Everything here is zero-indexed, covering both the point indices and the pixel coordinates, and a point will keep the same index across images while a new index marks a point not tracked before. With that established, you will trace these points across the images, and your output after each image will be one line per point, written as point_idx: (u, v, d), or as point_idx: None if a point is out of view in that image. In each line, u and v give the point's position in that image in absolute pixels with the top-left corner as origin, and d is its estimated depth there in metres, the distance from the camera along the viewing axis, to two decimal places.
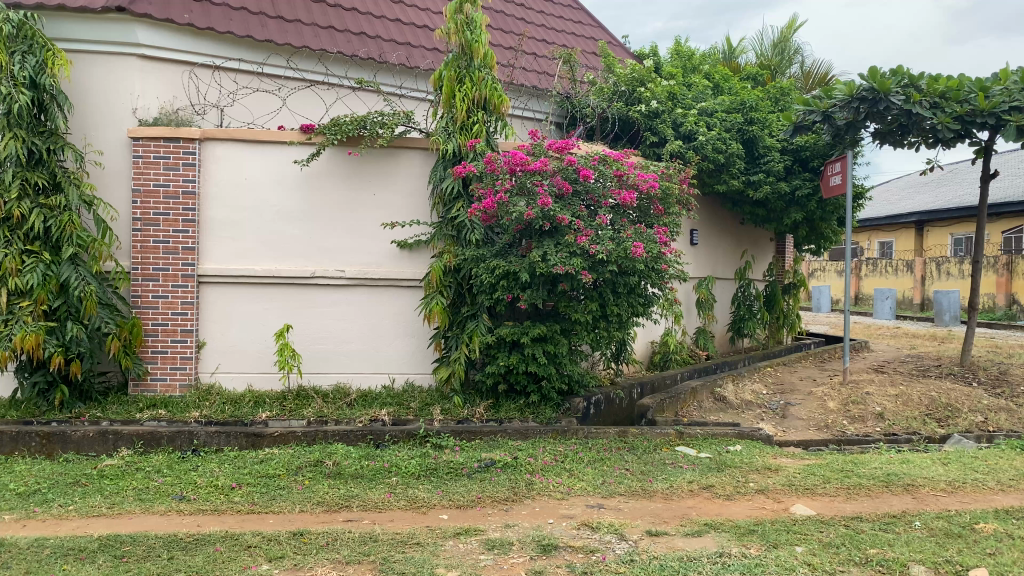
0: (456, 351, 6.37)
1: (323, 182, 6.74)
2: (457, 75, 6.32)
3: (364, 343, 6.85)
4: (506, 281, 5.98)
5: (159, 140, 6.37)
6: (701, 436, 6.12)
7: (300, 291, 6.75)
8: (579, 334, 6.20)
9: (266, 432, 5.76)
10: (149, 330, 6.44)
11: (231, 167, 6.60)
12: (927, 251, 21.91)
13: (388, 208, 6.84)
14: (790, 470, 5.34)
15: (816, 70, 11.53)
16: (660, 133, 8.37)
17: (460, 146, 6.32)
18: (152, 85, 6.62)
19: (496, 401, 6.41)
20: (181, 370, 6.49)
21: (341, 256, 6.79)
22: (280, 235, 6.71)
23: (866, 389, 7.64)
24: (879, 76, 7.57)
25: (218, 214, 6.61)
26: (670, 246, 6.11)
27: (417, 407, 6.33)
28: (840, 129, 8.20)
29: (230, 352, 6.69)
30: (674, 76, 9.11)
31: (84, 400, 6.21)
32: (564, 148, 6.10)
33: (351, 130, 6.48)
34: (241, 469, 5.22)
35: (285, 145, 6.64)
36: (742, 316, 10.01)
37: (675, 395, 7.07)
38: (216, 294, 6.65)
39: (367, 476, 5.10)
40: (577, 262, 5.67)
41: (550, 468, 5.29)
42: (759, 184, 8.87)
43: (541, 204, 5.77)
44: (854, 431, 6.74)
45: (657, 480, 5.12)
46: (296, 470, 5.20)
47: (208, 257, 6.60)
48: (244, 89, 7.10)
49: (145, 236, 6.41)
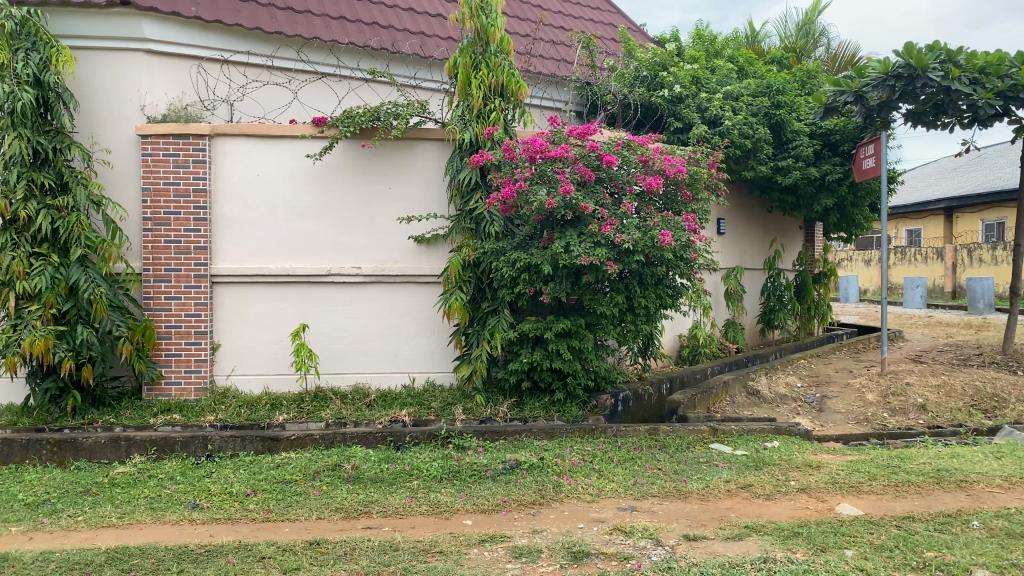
0: (477, 348, 6.13)
1: (336, 177, 6.53)
2: (473, 61, 6.07)
3: (383, 342, 6.63)
4: (528, 274, 5.75)
5: (168, 137, 6.19)
6: (736, 432, 5.83)
7: (315, 290, 6.55)
8: (605, 329, 5.94)
9: (283, 436, 5.55)
10: (162, 333, 6.27)
11: (242, 163, 6.41)
12: (958, 238, 21.40)
13: (404, 202, 6.62)
14: (834, 467, 5.05)
15: (842, 52, 11.17)
16: (684, 118, 8.15)
17: (477, 135, 6.07)
18: (160, 81, 6.44)
19: (519, 400, 6.17)
20: (196, 373, 6.31)
21: (358, 253, 6.58)
22: (294, 233, 6.51)
23: (907, 380, 7.31)
24: (915, 51, 7.23)
25: (229, 212, 6.42)
26: (699, 234, 5.84)
27: (438, 406, 6.10)
28: (872, 110, 7.87)
29: (246, 354, 6.50)
30: (698, 59, 8.81)
31: (97, 405, 6.05)
32: (585, 133, 5.78)
33: (364, 122, 6.27)
34: (256, 475, 5.01)
35: (297, 139, 6.44)
36: (771, 307, 9.74)
37: (706, 390, 6.78)
38: (230, 294, 6.46)
39: (387, 480, 4.87)
40: (601, 253, 5.43)
41: (579, 469, 5.04)
42: (788, 169, 8.60)
43: (563, 192, 5.52)
44: (896, 424, 6.43)
45: (691, 480, 4.86)
46: (314, 475, 4.98)
47: (220, 256, 6.42)
48: (254, 83, 6.91)
49: (156, 236, 6.23)
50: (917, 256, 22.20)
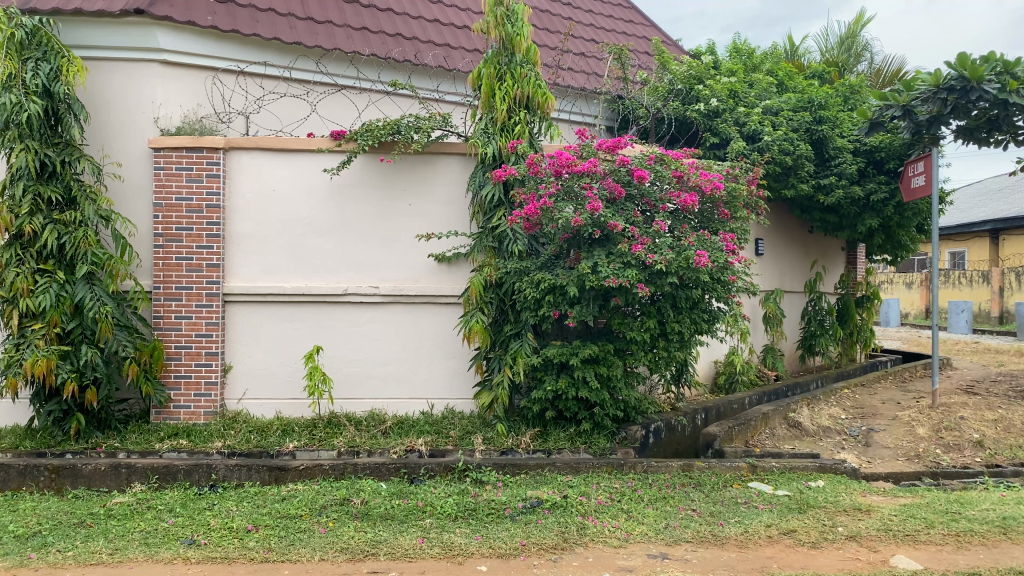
0: (499, 374, 5.77)
1: (354, 193, 6.24)
2: (497, 72, 5.77)
3: (401, 365, 6.30)
4: (553, 296, 5.41)
5: (182, 150, 5.96)
6: (777, 470, 5.40)
7: (331, 310, 6.25)
8: (635, 355, 5.55)
9: (291, 466, 5.24)
10: (172, 353, 6.01)
11: (257, 178, 6.16)
12: (1005, 261, 20.66)
13: (424, 219, 6.31)
14: (886, 512, 4.60)
15: (887, 66, 10.71)
16: (721, 133, 7.77)
17: (500, 149, 5.75)
18: (174, 93, 6.23)
19: (543, 430, 5.79)
20: (206, 396, 6.03)
21: (375, 272, 6.27)
22: (310, 251, 6.23)
23: (961, 414, 6.82)
24: (969, 63, 6.79)
25: (244, 228, 6.17)
26: (738, 255, 5.44)
27: (457, 435, 5.74)
28: (921, 125, 7.44)
29: (257, 376, 6.21)
30: (735, 73, 8.43)
31: (102, 429, 5.79)
32: (616, 146, 5.43)
33: (384, 135, 5.99)
34: (260, 508, 4.70)
35: (314, 153, 6.18)
36: (812, 332, 9.28)
37: (744, 422, 6.35)
38: (243, 314, 6.19)
39: (398, 518, 4.52)
40: (632, 274, 5.07)
41: (605, 509, 4.65)
42: (831, 188, 8.22)
43: (590, 210, 5.16)
44: (951, 462, 5.95)
45: (729, 524, 4.44)
46: (321, 510, 4.65)
47: (234, 274, 6.17)
48: (271, 94, 6.67)
49: (167, 253, 5.99)
50: (961, 279, 21.47)
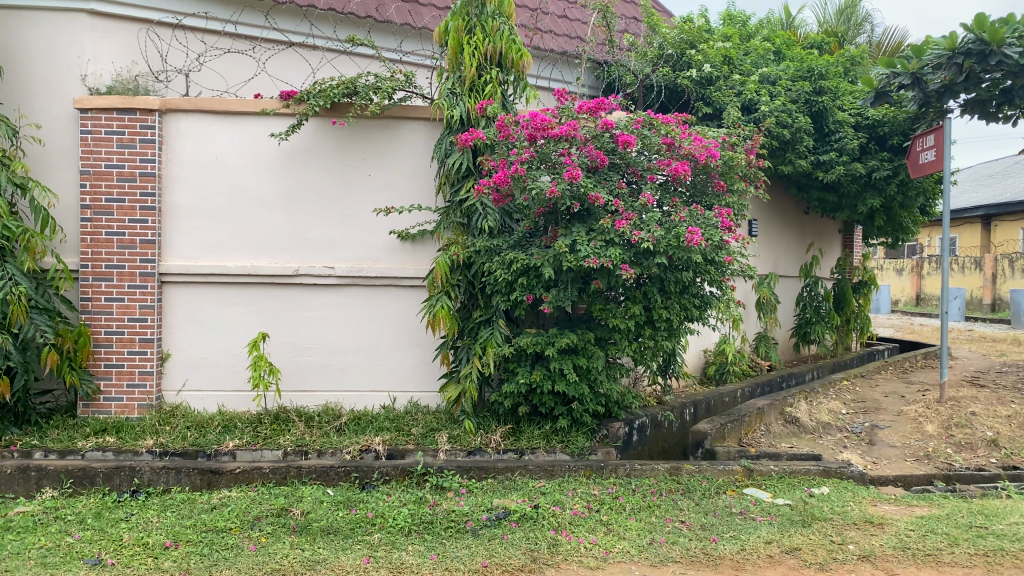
0: (467, 365, 5.14)
1: (305, 162, 5.59)
2: (467, 25, 5.12)
3: (359, 354, 5.67)
4: (526, 278, 4.80)
5: (112, 112, 5.30)
6: (776, 474, 4.82)
7: (281, 293, 5.61)
8: (619, 345, 4.94)
9: (225, 469, 4.62)
10: (101, 340, 5.35)
11: (197, 144, 5.50)
12: (996, 247, 20.20)
13: (384, 192, 5.65)
14: (901, 525, 4.03)
15: (888, 37, 10.08)
16: (715, 102, 7.16)
17: (468, 111, 5.08)
18: (105, 47, 5.59)
19: (516, 427, 5.19)
20: (140, 388, 5.39)
21: (330, 250, 5.63)
22: (257, 226, 5.58)
23: (971, 409, 6.27)
24: (988, 24, 6.17)
25: (182, 200, 5.52)
26: (735, 233, 4.80)
27: (419, 433, 5.12)
28: (931, 95, 6.87)
29: (199, 365, 5.58)
30: (730, 38, 7.81)
31: (19, 424, 5.12)
32: (598, 108, 4.73)
33: (337, 95, 5.32)
34: (184, 520, 4.07)
35: (260, 116, 5.51)
36: (808, 319, 8.73)
37: (738, 419, 5.76)
38: (182, 297, 5.54)
39: (342, 532, 3.90)
40: (615, 254, 4.45)
41: (582, 522, 4.05)
42: (830, 165, 7.67)
43: (567, 178, 4.52)
44: (964, 463, 5.40)
45: (723, 540, 3.86)
46: (253, 523, 4.03)
47: (172, 251, 5.51)
48: (213, 51, 6.01)
49: (95, 228, 5.33)
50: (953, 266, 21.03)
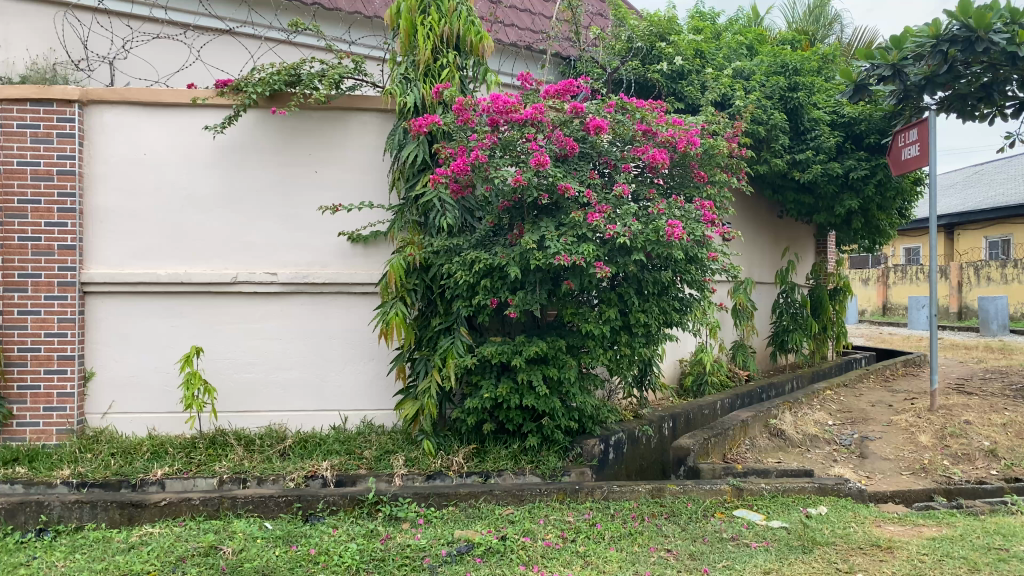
0: (425, 380, 4.62)
1: (244, 158, 5.06)
2: (420, 5, 4.65)
3: (307, 369, 5.14)
4: (490, 279, 4.32)
5: (24, 103, 4.74)
6: (768, 494, 4.38)
7: (218, 303, 5.06)
8: (592, 354, 4.48)
9: (148, 501, 4.04)
10: (14, 359, 4.75)
11: (124, 138, 4.97)
12: (959, 256, 20.18)
13: (333, 189, 5.15)
14: (913, 549, 3.59)
15: (858, 38, 9.88)
16: (687, 97, 6.79)
17: (423, 97, 4.59)
18: (18, 33, 5.31)
19: (481, 447, 4.69)
20: (59, 412, 4.78)
21: (274, 255, 5.10)
22: (192, 229, 5.04)
23: (965, 417, 5.91)
24: (974, 9, 5.85)
25: (107, 201, 4.97)
26: (718, 227, 4.41)
27: (373, 456, 4.60)
28: (912, 88, 6.56)
29: (127, 385, 5.00)
30: (701, 31, 7.48)
31: None
32: (565, 91, 4.33)
33: (278, 82, 4.82)
34: (93, 564, 3.49)
35: (193, 107, 5.00)
36: (784, 327, 8.37)
37: (721, 432, 5.33)
38: (107, 308, 4.97)
39: (279, 574, 3.36)
40: (588, 250, 3.98)
41: (555, 554, 3.55)
42: (807, 164, 7.35)
43: (533, 165, 4.07)
44: (965, 476, 5.01)
45: (715, 571, 3.39)
46: (175, 565, 3.46)
47: (96, 258, 4.95)
48: (141, 36, 5.50)
49: (7, 233, 4.75)
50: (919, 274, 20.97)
